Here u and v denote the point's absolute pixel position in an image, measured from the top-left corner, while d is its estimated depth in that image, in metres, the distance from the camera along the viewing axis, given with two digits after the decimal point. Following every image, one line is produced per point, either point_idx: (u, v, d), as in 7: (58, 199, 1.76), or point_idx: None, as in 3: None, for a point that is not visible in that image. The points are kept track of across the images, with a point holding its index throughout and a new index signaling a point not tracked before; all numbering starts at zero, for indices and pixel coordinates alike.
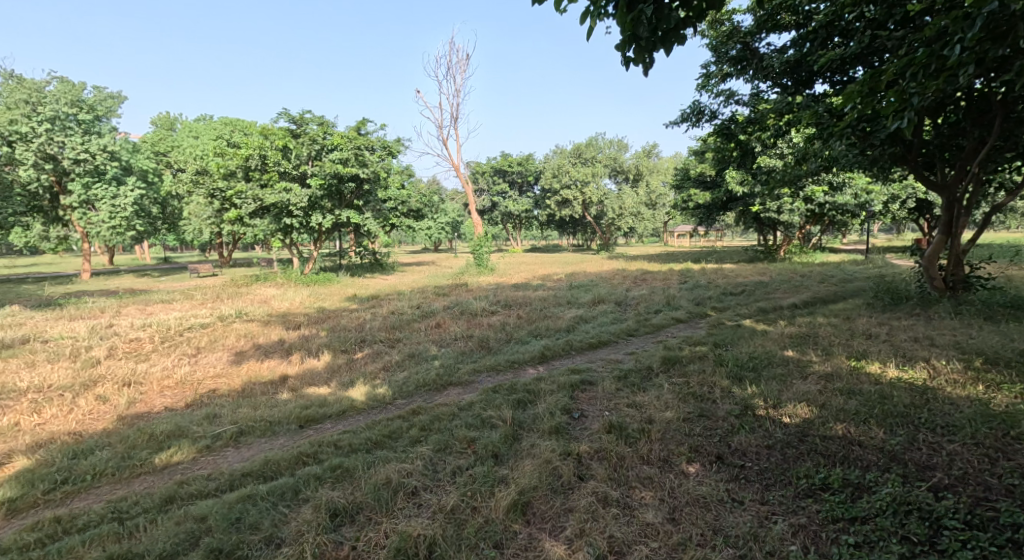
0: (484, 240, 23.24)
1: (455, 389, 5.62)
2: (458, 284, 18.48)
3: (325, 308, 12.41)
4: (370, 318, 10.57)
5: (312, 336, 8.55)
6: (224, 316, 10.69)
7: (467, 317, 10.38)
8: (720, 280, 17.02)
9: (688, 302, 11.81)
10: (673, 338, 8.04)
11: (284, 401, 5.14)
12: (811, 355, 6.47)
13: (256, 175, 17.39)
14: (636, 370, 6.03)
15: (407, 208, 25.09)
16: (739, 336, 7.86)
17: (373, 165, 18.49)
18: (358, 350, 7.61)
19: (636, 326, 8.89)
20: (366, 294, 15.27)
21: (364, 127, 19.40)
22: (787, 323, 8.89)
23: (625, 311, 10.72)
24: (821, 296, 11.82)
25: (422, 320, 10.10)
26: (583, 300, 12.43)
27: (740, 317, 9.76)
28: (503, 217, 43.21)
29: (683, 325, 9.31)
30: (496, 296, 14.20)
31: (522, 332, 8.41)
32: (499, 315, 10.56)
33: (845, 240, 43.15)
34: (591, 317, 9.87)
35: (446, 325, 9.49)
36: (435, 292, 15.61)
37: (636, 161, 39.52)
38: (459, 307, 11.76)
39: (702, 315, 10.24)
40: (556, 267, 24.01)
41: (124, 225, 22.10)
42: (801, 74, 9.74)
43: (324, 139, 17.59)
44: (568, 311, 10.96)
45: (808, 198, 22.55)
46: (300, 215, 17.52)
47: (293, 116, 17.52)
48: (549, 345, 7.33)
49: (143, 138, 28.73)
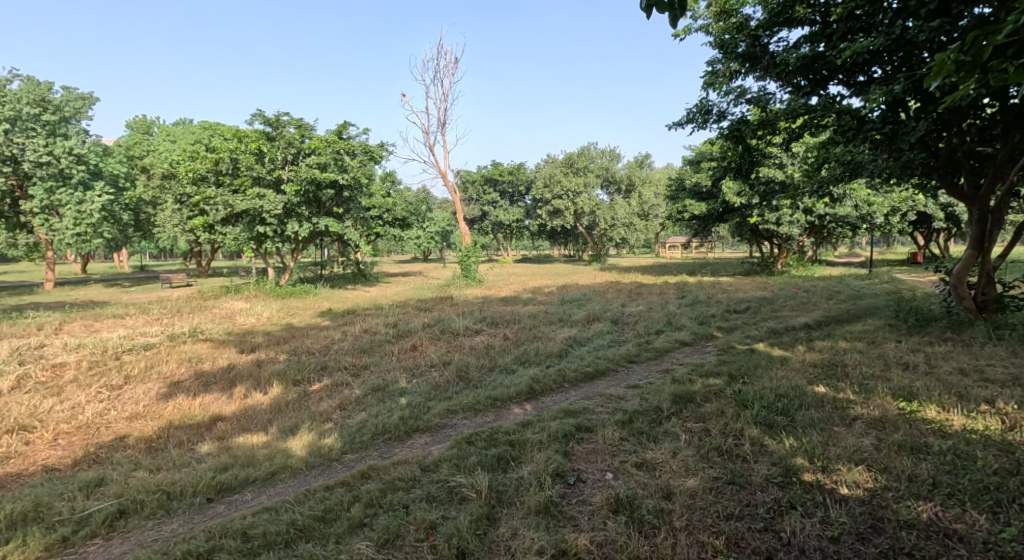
0: (472, 250, 22.26)
1: (421, 438, 4.58)
2: (444, 297, 17.47)
3: (293, 324, 11.32)
4: (340, 337, 9.50)
5: (267, 363, 7.43)
6: (177, 335, 9.57)
7: (447, 338, 9.34)
8: (719, 295, 16.10)
9: (690, 320, 10.84)
10: (681, 367, 7.02)
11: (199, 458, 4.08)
12: (847, 392, 5.48)
13: (227, 180, 16.28)
14: (643, 412, 5.02)
15: (392, 216, 24.09)
16: (757, 366, 6.86)
17: (353, 171, 17.49)
18: (315, 381, 6.53)
19: (637, 350, 7.87)
20: (343, 309, 14.22)
21: (346, 130, 18.41)
22: (805, 347, 7.93)
23: (623, 330, 9.72)
24: (833, 315, 10.90)
25: (397, 341, 9.04)
26: (576, 317, 11.45)
27: (750, 340, 8.80)
28: (493, 227, 42.34)
29: (689, 349, 8.34)
30: (481, 312, 13.17)
31: (509, 358, 7.37)
32: (484, 335, 9.54)
33: (837, 253, 42.81)
34: (586, 338, 8.86)
35: (423, 348, 8.41)
36: (417, 307, 14.59)
37: (628, 171, 38.83)
38: (439, 325, 10.71)
39: (708, 336, 9.28)
40: (547, 278, 23.11)
41: (90, 232, 20.88)
42: (817, 74, 8.82)
43: (300, 143, 16.60)
44: (560, 330, 9.95)
45: (809, 210, 21.77)
46: (274, 223, 16.43)
47: (269, 118, 16.51)
48: (539, 376, 6.28)
49: (118, 142, 27.57)
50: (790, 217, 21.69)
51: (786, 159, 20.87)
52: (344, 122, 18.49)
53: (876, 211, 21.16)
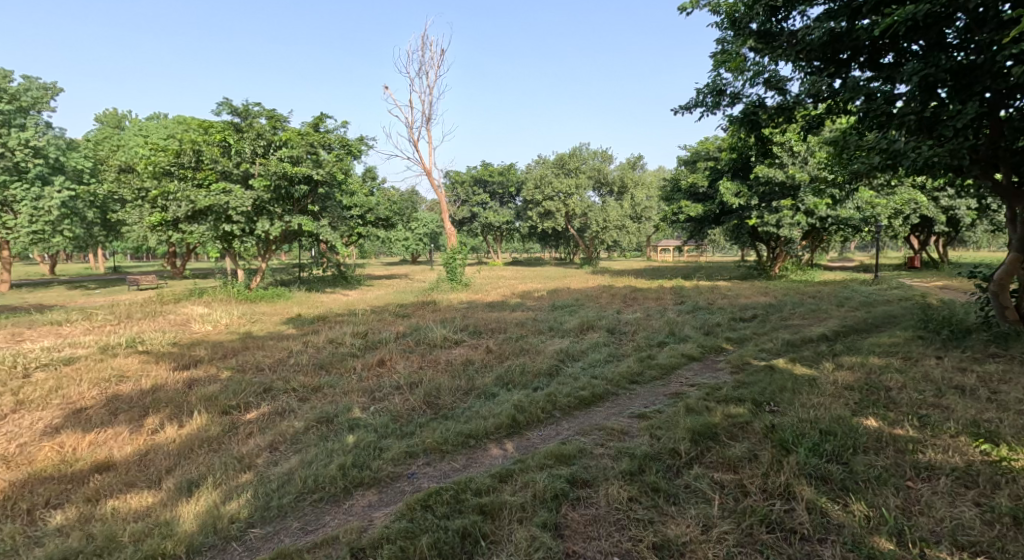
0: (458, 252, 21.12)
1: (366, 496, 3.50)
2: (426, 301, 16.33)
3: (252, 333, 10.11)
4: (299, 349, 8.32)
5: (201, 382, 6.25)
6: (110, 348, 8.32)
7: (422, 351, 8.19)
8: (720, 301, 15.07)
9: (695, 331, 9.75)
10: (694, 390, 5.94)
11: (48, 555, 2.91)
12: (908, 427, 4.41)
13: (189, 174, 15.04)
14: (654, 455, 3.96)
15: (374, 216, 22.90)
16: (783, 389, 5.79)
17: (328, 166, 16.28)
18: (253, 409, 5.34)
19: (639, 368, 6.79)
20: (314, 315, 13.07)
21: (322, 122, 17.25)
22: (833, 364, 6.87)
23: (621, 343, 8.62)
24: (852, 325, 9.87)
25: (364, 355, 7.87)
26: (568, 325, 10.34)
27: (767, 355, 7.72)
28: (482, 229, 41.17)
29: (698, 366, 7.24)
30: (464, 319, 12.04)
31: (491, 379, 6.24)
32: (464, 347, 8.41)
33: (832, 258, 42.11)
34: (580, 353, 7.75)
35: (391, 364, 7.26)
36: (397, 313, 13.45)
37: (621, 173, 37.66)
38: (415, 335, 9.56)
39: (718, 350, 8.20)
40: (537, 282, 22.01)
41: (48, 230, 19.52)
42: (841, 54, 7.73)
43: (271, 134, 15.43)
44: (549, 341, 8.85)
45: (809, 212, 20.67)
46: (242, 221, 15.21)
47: (237, 108, 15.36)
48: (524, 403, 5.15)
49: (87, 137, 26.23)
50: (792, 219, 20.26)
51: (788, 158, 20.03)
52: (321, 115, 17.33)
53: (880, 213, 20.30)
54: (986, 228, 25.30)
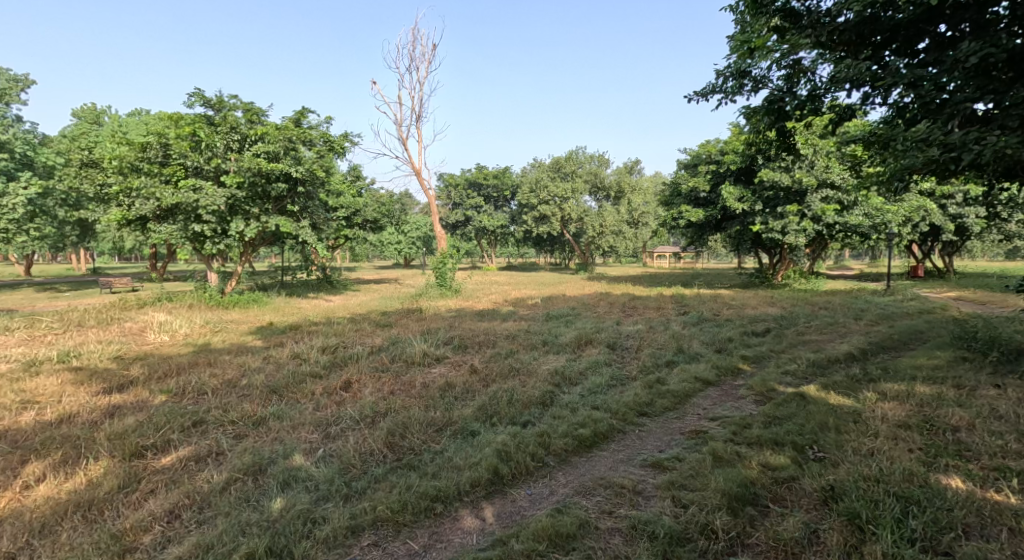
0: (448, 256, 20.04)
1: None
2: (412, 309, 15.26)
3: (210, 346, 9.04)
4: (257, 368, 7.26)
5: (120, 413, 5.21)
6: (37, 364, 7.26)
7: (396, 372, 7.13)
8: (726, 312, 14.11)
9: (704, 347, 8.73)
10: (715, 427, 4.93)
11: None
12: (1002, 493, 3.45)
13: (155, 169, 13.88)
14: (682, 535, 3.16)
15: (360, 218, 21.83)
16: (826, 427, 4.78)
17: (308, 163, 15.07)
18: (171, 451, 4.30)
19: (647, 396, 5.76)
20: (287, 324, 12.00)
21: (303, 118, 16.21)
22: (874, 392, 5.87)
23: (624, 363, 7.58)
24: (879, 343, 8.86)
25: (328, 377, 6.81)
26: (563, 339, 9.30)
27: (793, 379, 6.71)
28: (476, 233, 40.17)
29: (715, 392, 6.22)
30: (448, 330, 11.02)
31: (472, 410, 5.21)
32: (445, 367, 7.35)
33: (831, 267, 41.34)
34: (578, 376, 6.71)
35: (357, 388, 6.22)
36: (378, 322, 12.38)
37: (618, 177, 36.02)
38: (392, 349, 8.52)
39: (735, 372, 7.18)
40: (531, 288, 21.00)
41: (12, 229, 18.06)
42: (875, 37, 6.53)
43: (245, 128, 14.33)
44: (542, 359, 7.84)
45: (816, 218, 19.64)
46: (213, 221, 14.10)
47: (210, 99, 14.33)
48: (509, 448, 4.14)
49: (63, 132, 25.04)
50: (797, 225, 19.29)
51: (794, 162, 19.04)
52: (302, 109, 16.32)
53: (890, 219, 19.34)
54: (995, 238, 24.43)
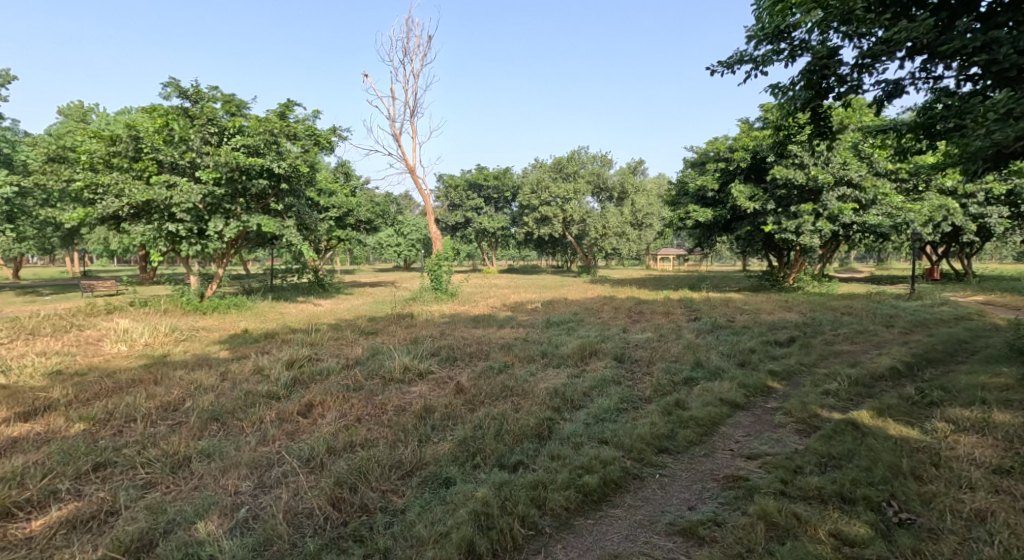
0: (443, 258, 18.98)
1: None
2: (403, 314, 14.24)
3: (168, 358, 8.01)
4: (209, 387, 6.23)
5: (16, 450, 4.26)
6: None
7: (369, 391, 6.10)
8: (740, 318, 13.10)
9: (725, 360, 7.67)
10: (755, 471, 3.92)
11: None
12: None
13: (126, 165, 12.88)
14: None
15: (352, 218, 20.82)
16: (899, 472, 3.76)
17: (292, 158, 14.01)
18: (51, 508, 3.41)
19: (666, 426, 4.74)
20: (263, 331, 11.00)
21: (289, 110, 15.21)
22: (943, 421, 4.82)
23: (635, 380, 6.54)
24: (924, 355, 7.80)
25: (289, 398, 5.79)
26: (565, 350, 8.28)
27: (836, 400, 5.66)
28: (476, 235, 39.15)
29: (745, 418, 5.20)
30: (438, 338, 10.02)
31: (450, 447, 4.21)
32: (426, 387, 6.32)
33: (839, 270, 40.19)
34: (582, 398, 5.67)
35: (319, 416, 5.21)
36: (362, 329, 11.35)
37: (621, 177, 35.07)
38: (371, 362, 7.51)
39: (766, 392, 6.13)
40: (531, 292, 19.97)
41: None
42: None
43: (223, 121, 13.26)
44: (541, 375, 6.84)
45: (832, 218, 18.51)
46: (189, 220, 13.11)
47: (187, 91, 13.06)
48: (492, 511, 3.17)
49: (48, 130, 24.13)
50: (812, 225, 18.18)
51: (808, 158, 17.97)
52: (288, 102, 15.35)
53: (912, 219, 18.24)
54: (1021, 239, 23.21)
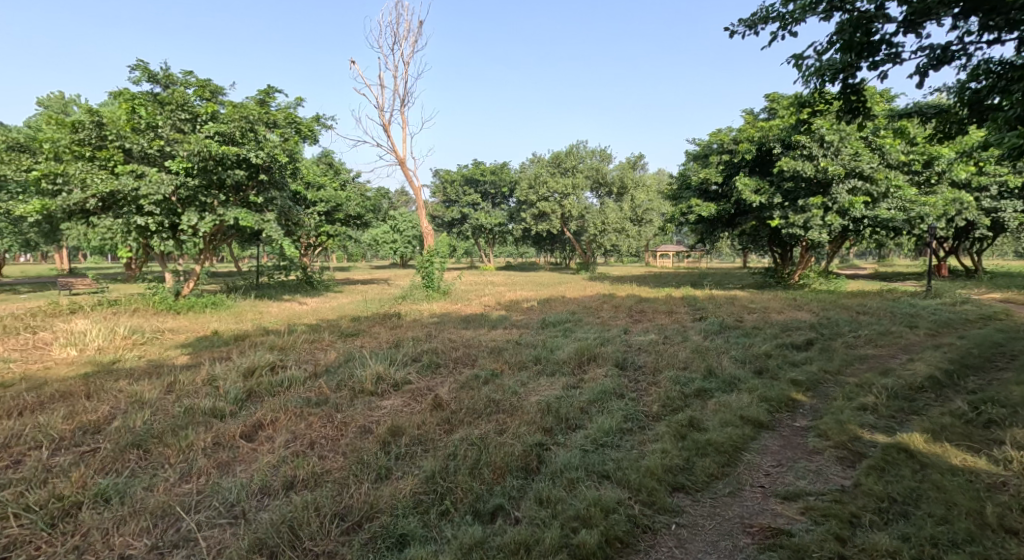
0: (435, 254, 18.11)
1: None
2: (389, 314, 13.37)
3: (116, 365, 7.14)
4: (147, 402, 5.36)
5: None
6: None
7: (333, 407, 5.27)
8: (748, 318, 12.30)
9: (740, 367, 6.84)
10: (798, 521, 3.10)
11: None
12: None
13: (89, 152, 11.95)
14: None
15: (340, 212, 19.93)
16: (984, 525, 2.95)
17: (271, 147, 13.10)
18: None
19: (681, 455, 3.92)
20: (234, 333, 10.13)
21: (270, 98, 14.33)
22: (1015, 449, 3.99)
23: (640, 392, 5.72)
24: (961, 361, 6.97)
25: (236, 416, 4.94)
26: (560, 355, 7.43)
27: (876, 418, 4.84)
28: (473, 231, 38.29)
29: (773, 442, 4.38)
30: (422, 341, 9.18)
31: (414, 486, 3.41)
32: (400, 401, 5.46)
33: (842, 267, 39.42)
34: (579, 416, 4.84)
35: (265, 441, 4.36)
36: (342, 331, 10.49)
37: (620, 172, 34.20)
38: (340, 371, 6.65)
39: (793, 407, 5.30)
40: (527, 290, 19.13)
41: None
42: None
43: (196, 107, 12.36)
44: (532, 386, 6.00)
45: (843, 212, 17.60)
46: (159, 213, 12.19)
47: (157, 74, 12.08)
48: None
49: None
50: (822, 220, 17.28)
51: (818, 149, 17.10)
52: (269, 88, 14.46)
53: (926, 213, 17.37)
54: None
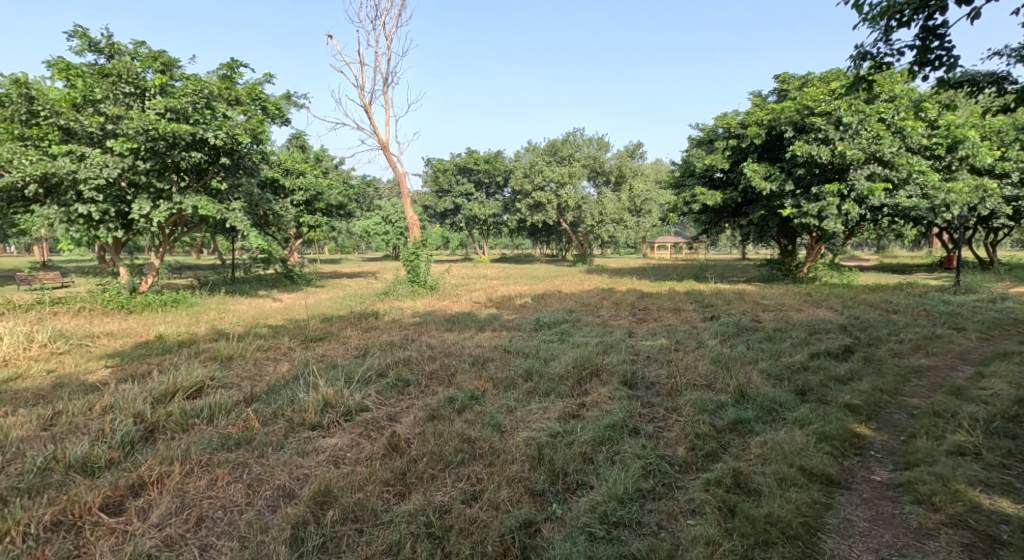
0: (420, 247, 16.72)
1: None
2: (366, 313, 12.02)
3: (8, 384, 5.77)
4: (5, 445, 4.02)
5: None
6: None
7: (254, 452, 3.95)
8: (766, 316, 11.02)
9: (778, 385, 5.54)
10: None
11: None
12: None
13: (21, 130, 10.56)
14: None
15: (319, 201, 18.45)
16: None
17: (230, 127, 11.53)
18: None
19: (734, 551, 2.85)
20: (180, 338, 8.75)
21: (235, 73, 12.91)
22: None
23: (661, 425, 4.44)
24: None
25: (115, 471, 3.63)
26: (556, 368, 6.11)
27: (984, 469, 3.58)
28: (466, 223, 36.84)
29: (856, 513, 3.14)
30: (393, 348, 7.87)
31: None
32: (345, 440, 4.14)
33: (846, 258, 38.14)
34: (584, 467, 3.57)
35: (132, 519, 3.10)
36: (307, 335, 9.12)
37: (619, 160, 32.79)
38: (278, 394, 5.27)
39: (863, 449, 4.03)
40: (521, 284, 17.78)
41: None
42: None
43: (142, 79, 10.90)
44: (520, 414, 4.70)
45: (861, 200, 16.16)
46: (102, 201, 10.76)
47: (98, 42, 10.66)
48: None
49: None
50: (839, 210, 15.79)
51: (834, 132, 15.71)
52: (233, 61, 13.02)
53: (951, 201, 15.94)
54: None
